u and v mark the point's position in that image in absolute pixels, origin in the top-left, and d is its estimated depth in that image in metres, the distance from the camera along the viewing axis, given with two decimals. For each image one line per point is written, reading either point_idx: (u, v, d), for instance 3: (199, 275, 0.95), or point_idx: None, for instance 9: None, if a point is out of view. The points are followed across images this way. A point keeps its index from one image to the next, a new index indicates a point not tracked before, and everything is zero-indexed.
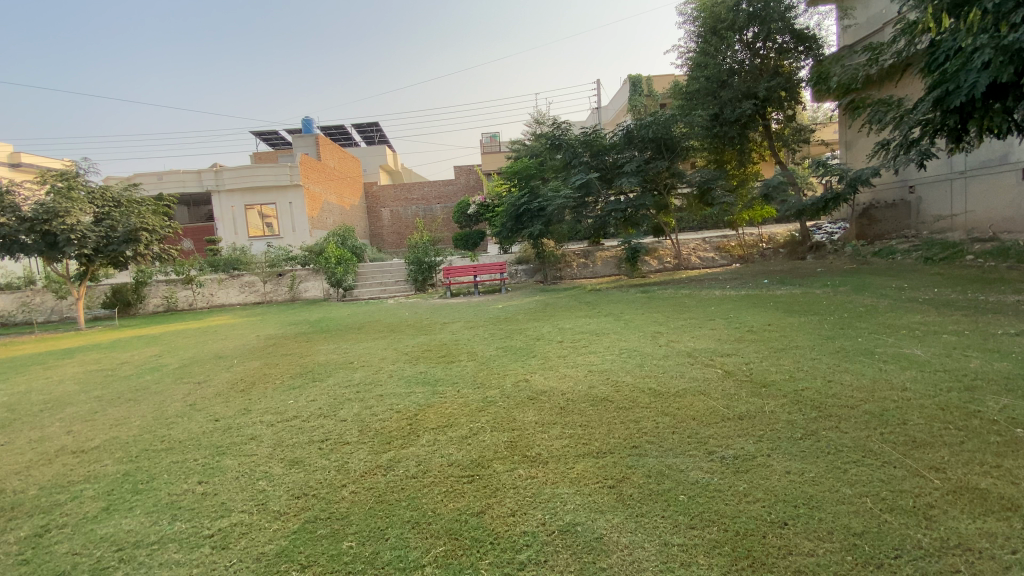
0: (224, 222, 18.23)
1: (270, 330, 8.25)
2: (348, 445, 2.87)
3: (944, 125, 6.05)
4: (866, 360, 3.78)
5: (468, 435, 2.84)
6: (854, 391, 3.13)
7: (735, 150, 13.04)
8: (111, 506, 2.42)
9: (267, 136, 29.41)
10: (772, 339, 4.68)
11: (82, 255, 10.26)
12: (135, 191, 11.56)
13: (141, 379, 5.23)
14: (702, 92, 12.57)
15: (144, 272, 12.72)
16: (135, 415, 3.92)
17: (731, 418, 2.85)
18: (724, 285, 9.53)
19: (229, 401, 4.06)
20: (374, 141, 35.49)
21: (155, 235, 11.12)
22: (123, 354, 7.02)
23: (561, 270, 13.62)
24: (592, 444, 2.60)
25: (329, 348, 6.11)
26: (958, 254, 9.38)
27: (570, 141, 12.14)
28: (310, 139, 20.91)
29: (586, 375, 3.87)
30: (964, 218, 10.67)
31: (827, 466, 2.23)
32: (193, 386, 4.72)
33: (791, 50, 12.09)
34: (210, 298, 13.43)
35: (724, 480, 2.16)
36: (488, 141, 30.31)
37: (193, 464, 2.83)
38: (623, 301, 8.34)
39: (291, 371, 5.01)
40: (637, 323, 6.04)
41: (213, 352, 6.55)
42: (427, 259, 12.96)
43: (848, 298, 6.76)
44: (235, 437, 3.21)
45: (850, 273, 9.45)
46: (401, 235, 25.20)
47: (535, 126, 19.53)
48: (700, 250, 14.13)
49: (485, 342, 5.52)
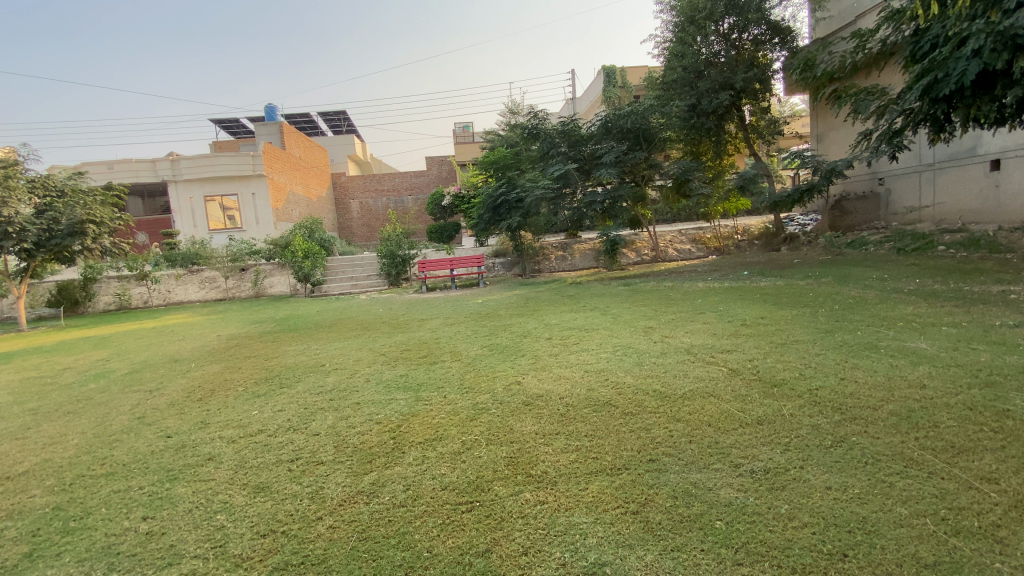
0: (182, 215, 17.22)
1: (233, 329, 7.67)
2: (323, 465, 2.51)
3: (928, 115, 6.00)
4: (873, 354, 3.61)
5: (462, 451, 2.50)
6: (872, 390, 2.92)
7: (712, 141, 12.95)
8: (35, 552, 1.97)
9: (227, 124, 28.01)
10: (770, 333, 4.48)
11: (21, 250, 9.36)
12: (81, 179, 10.65)
13: (83, 388, 4.67)
14: (679, 82, 12.45)
15: (93, 267, 11.87)
16: (74, 432, 3.42)
17: (750, 423, 2.60)
18: (704, 277, 9.43)
19: (183, 414, 3.61)
20: (341, 131, 34.34)
21: (103, 228, 10.27)
22: (66, 358, 6.35)
23: (539, 264, 13.37)
24: (603, 460, 2.31)
25: (298, 349, 5.64)
26: (929, 245, 9.53)
27: (547, 131, 11.82)
28: (273, 127, 19.99)
29: (584, 376, 3.58)
30: (933, 210, 10.88)
31: (868, 481, 2.00)
32: (143, 396, 4.21)
33: (766, 42, 12.04)
34: (167, 295, 12.59)
35: (760, 500, 1.91)
36: (460, 131, 29.75)
37: (138, 494, 2.40)
38: (606, 294, 8.09)
39: (256, 375, 4.57)
40: (626, 317, 5.80)
41: (168, 355, 5.97)
42: (400, 252, 12.43)
43: (833, 289, 6.70)
44: (189, 457, 2.79)
45: (827, 264, 9.51)
46: (372, 227, 24.49)
47: (510, 117, 19.17)
48: (677, 242, 14.08)
49: (468, 340, 5.16)
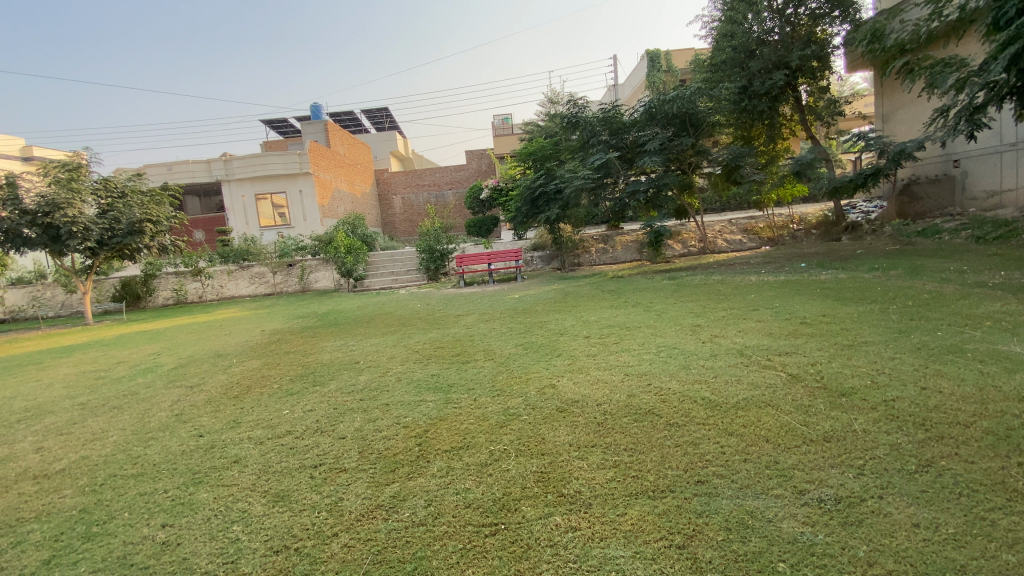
0: (235, 212, 17.90)
1: (276, 325, 7.81)
2: (345, 473, 2.39)
3: (1016, 87, 5.29)
4: (958, 359, 3.16)
5: (490, 462, 2.32)
6: (961, 403, 2.53)
7: (764, 124, 12.18)
8: (53, 560, 1.94)
9: (275, 124, 28.94)
10: (834, 334, 4.05)
11: (86, 249, 9.90)
12: (140, 180, 11.13)
13: (131, 383, 4.80)
14: (728, 63, 11.77)
15: (153, 264, 12.48)
16: (115, 428, 3.48)
17: (815, 439, 2.29)
18: (758, 270, 8.84)
19: (218, 412, 3.59)
20: (384, 127, 34.89)
21: (160, 227, 10.72)
22: (120, 352, 6.61)
23: (579, 257, 13.04)
24: (645, 479, 2.07)
25: (334, 345, 5.62)
26: (1013, 233, 8.55)
27: (587, 119, 11.46)
28: (319, 125, 20.45)
29: (624, 380, 3.32)
30: (1017, 193, 9.82)
31: (963, 518, 1.68)
32: (184, 392, 4.26)
33: (826, 16, 11.07)
34: (220, 290, 13.10)
35: (832, 538, 1.64)
36: (500, 123, 29.59)
37: (161, 498, 2.35)
38: (650, 288, 7.72)
39: (292, 372, 4.57)
40: (671, 314, 5.44)
41: (213, 350, 6.11)
42: (439, 247, 12.41)
43: (904, 282, 6.08)
44: (216, 459, 2.74)
45: (895, 255, 8.73)
46: (413, 222, 24.74)
47: (549, 107, 18.80)
48: (727, 233, 13.41)
49: (502, 338, 4.98)
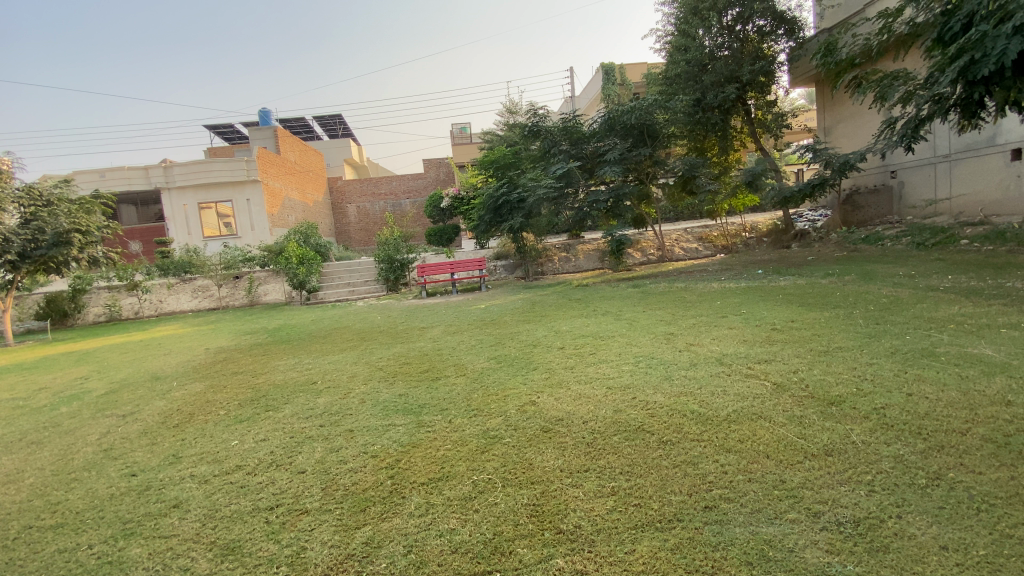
0: (176, 222, 16.82)
1: (223, 342, 7.23)
2: (308, 516, 2.08)
3: (962, 100, 5.57)
4: (934, 364, 3.18)
5: (474, 495, 2.08)
6: (952, 410, 2.50)
7: (717, 136, 12.54)
8: None
9: (221, 130, 27.54)
10: (808, 339, 4.05)
11: (4, 262, 8.91)
12: (68, 187, 10.17)
13: (54, 413, 4.23)
14: (683, 76, 12.03)
15: (82, 278, 11.42)
16: (32, 468, 2.99)
17: (816, 454, 2.19)
18: (719, 277, 8.99)
19: (156, 445, 3.17)
20: (337, 135, 34.02)
21: (90, 237, 9.81)
22: (43, 377, 5.91)
23: (542, 266, 12.95)
24: (649, 508, 1.88)
25: (288, 364, 5.19)
26: (950, 239, 9.06)
27: (548, 128, 11.43)
28: (268, 131, 19.63)
29: (607, 394, 3.14)
30: (950, 203, 10.49)
31: (990, 537, 1.59)
32: (115, 422, 3.77)
33: (771, 33, 11.59)
34: (158, 305, 12.16)
35: (863, 569, 1.50)
36: (457, 132, 29.36)
37: (85, 556, 1.97)
38: (617, 297, 7.68)
39: (241, 396, 4.14)
40: (643, 323, 5.36)
41: (150, 373, 5.51)
42: (399, 256, 12.00)
43: (861, 287, 6.27)
44: (152, 504, 2.35)
45: (845, 261, 9.08)
46: (369, 231, 24.08)
47: (508, 116, 18.76)
48: (683, 241, 13.70)
49: (473, 351, 4.73)
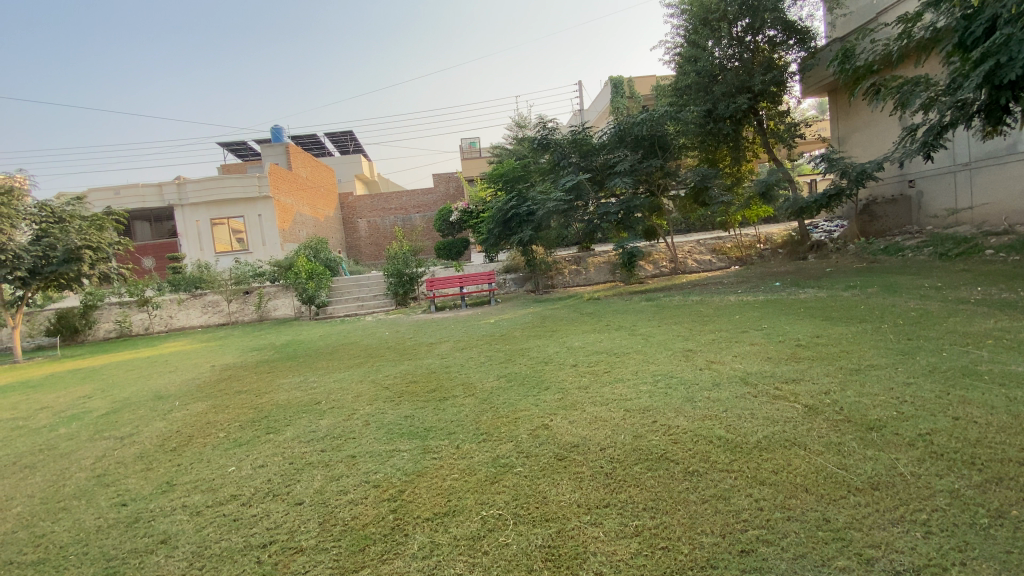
0: (188, 238, 16.93)
1: (229, 359, 7.11)
2: (302, 555, 1.91)
3: (986, 106, 5.35)
4: (976, 384, 2.95)
5: (482, 534, 1.89)
6: (1006, 437, 2.26)
7: (729, 147, 12.36)
8: None
9: (233, 147, 27.88)
10: (836, 356, 3.82)
11: (14, 279, 8.93)
12: (80, 204, 10.23)
13: (51, 434, 4.11)
14: (693, 87, 11.89)
15: (93, 294, 11.47)
16: (20, 495, 2.86)
17: (861, 488, 1.98)
18: (735, 289, 8.75)
19: (150, 471, 3.02)
20: (348, 151, 34.37)
21: (101, 253, 9.81)
22: (47, 395, 5.82)
23: (553, 279, 12.78)
24: (678, 552, 1.69)
25: (293, 383, 5.04)
26: (973, 249, 8.76)
27: (557, 141, 11.34)
28: (280, 148, 19.84)
29: (625, 417, 2.95)
30: (971, 212, 10.19)
31: None
32: (112, 445, 3.64)
33: (782, 44, 11.48)
34: (168, 321, 12.17)
35: None
36: (467, 147, 29.48)
37: None
38: (630, 310, 7.47)
39: (242, 417, 3.99)
40: (660, 338, 5.14)
41: (153, 392, 5.40)
42: (408, 270, 11.90)
43: (885, 300, 6.02)
44: (140, 539, 2.20)
45: (864, 273, 8.80)
46: (379, 246, 24.12)
47: (517, 130, 18.75)
48: (696, 253, 13.46)
49: (482, 369, 4.56)
